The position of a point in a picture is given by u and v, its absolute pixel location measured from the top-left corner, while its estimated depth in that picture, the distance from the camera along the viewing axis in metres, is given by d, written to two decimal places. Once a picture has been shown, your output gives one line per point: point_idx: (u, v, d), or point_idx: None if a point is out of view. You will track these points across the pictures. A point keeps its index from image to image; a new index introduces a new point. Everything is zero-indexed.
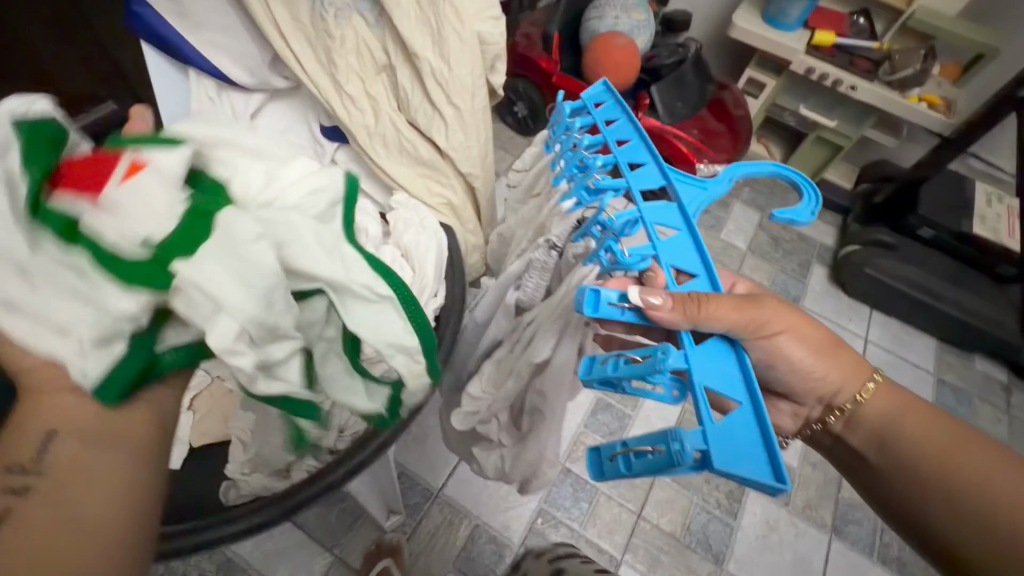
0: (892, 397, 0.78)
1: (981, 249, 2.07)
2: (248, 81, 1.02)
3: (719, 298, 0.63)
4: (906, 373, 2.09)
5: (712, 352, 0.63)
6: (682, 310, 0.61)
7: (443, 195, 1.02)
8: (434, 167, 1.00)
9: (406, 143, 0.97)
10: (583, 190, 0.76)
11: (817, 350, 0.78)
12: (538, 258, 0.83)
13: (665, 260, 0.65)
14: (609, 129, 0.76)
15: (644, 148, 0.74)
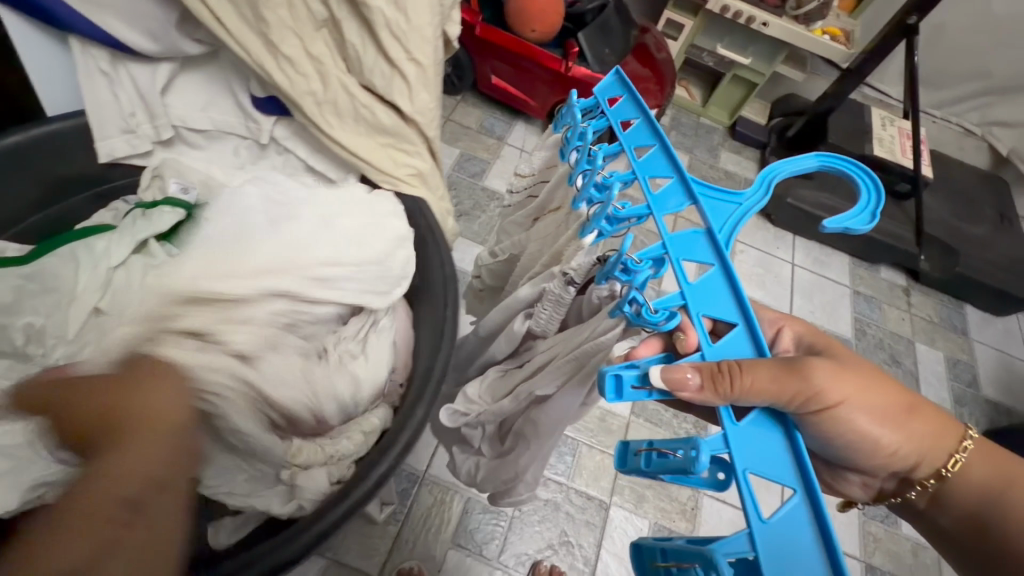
0: (984, 455, 0.70)
1: (882, 169, 2.27)
2: (152, 48, 0.85)
3: (753, 373, 0.57)
4: (828, 290, 2.30)
5: (753, 431, 0.59)
6: (710, 389, 0.57)
7: (408, 164, 0.96)
8: (397, 134, 0.92)
9: (362, 109, 0.87)
10: (604, 222, 0.73)
11: (890, 420, 0.68)
12: (553, 290, 0.80)
13: (692, 307, 0.62)
14: (624, 139, 0.76)
15: (663, 162, 0.73)
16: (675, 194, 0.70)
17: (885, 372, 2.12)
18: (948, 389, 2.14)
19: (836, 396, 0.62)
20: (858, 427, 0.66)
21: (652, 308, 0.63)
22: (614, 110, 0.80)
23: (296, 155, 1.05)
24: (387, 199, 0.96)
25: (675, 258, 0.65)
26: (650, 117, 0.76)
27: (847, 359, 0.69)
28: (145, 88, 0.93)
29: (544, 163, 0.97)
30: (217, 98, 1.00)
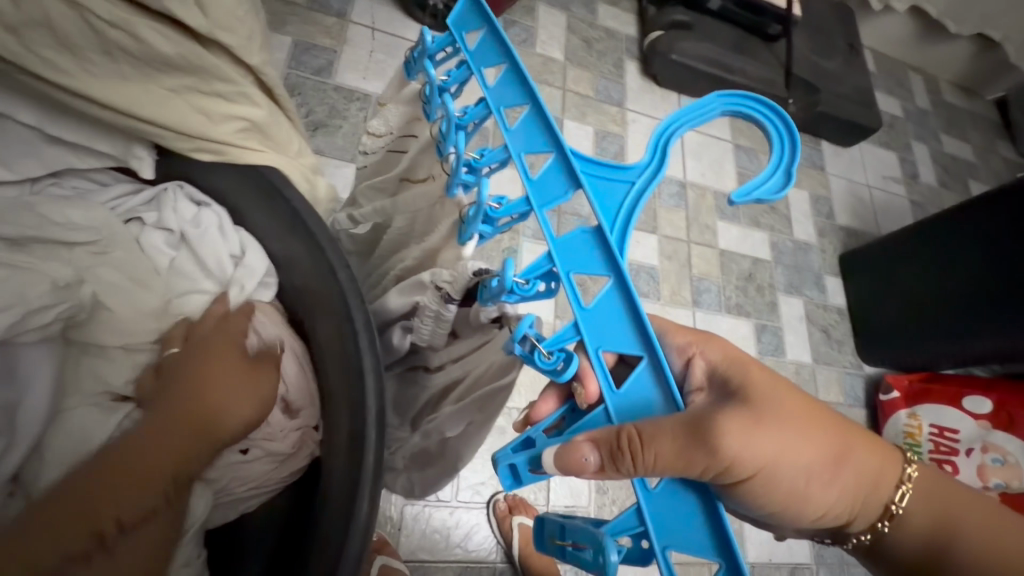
0: (935, 490, 0.49)
1: (756, 12, 2.14)
2: None
3: (658, 440, 0.38)
4: (713, 150, 2.23)
5: (674, 503, 0.39)
6: (610, 468, 0.38)
7: (240, 118, 0.52)
8: (200, 70, 0.47)
9: (106, 30, 0.42)
10: (481, 225, 0.49)
11: (822, 464, 0.47)
12: (426, 305, 0.55)
13: (591, 345, 0.41)
14: (490, 98, 0.49)
15: (538, 127, 0.47)
16: (555, 179, 0.45)
17: (765, 221, 2.20)
18: (814, 225, 2.29)
19: (749, 462, 0.42)
20: (774, 490, 0.45)
21: (544, 350, 0.41)
22: (474, 55, 0.51)
23: (18, 123, 0.51)
24: (227, 186, 0.58)
25: (564, 273, 0.41)
26: (516, 60, 0.48)
27: (754, 390, 0.48)
28: None
29: (402, 117, 0.67)
30: None
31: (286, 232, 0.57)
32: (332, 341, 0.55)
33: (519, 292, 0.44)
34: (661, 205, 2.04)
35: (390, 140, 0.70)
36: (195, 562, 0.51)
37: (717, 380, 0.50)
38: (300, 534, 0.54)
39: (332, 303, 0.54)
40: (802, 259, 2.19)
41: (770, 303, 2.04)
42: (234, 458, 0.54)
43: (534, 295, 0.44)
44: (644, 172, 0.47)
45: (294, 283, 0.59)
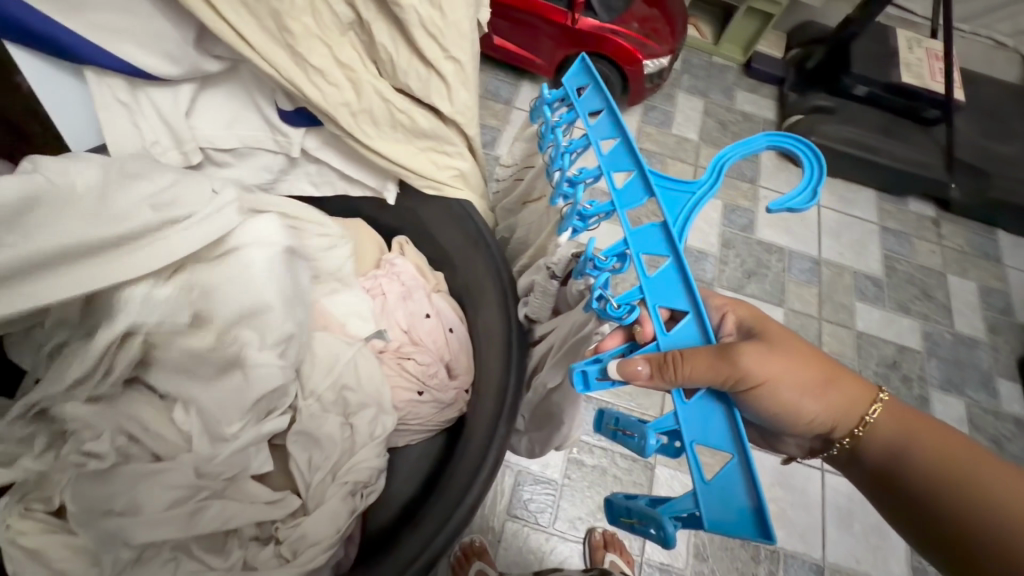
0: (903, 411, 0.59)
1: (909, 97, 2.11)
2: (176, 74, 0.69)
3: (696, 357, 0.53)
4: (855, 230, 2.17)
5: (702, 405, 0.54)
6: (658, 378, 0.53)
7: (454, 168, 0.78)
8: (439, 138, 0.75)
9: (399, 114, 0.71)
10: (575, 220, 0.66)
11: (817, 386, 0.58)
12: (538, 281, 0.71)
13: (653, 303, 0.57)
14: (590, 132, 0.68)
15: (626, 151, 0.65)
16: (637, 188, 0.63)
17: (917, 308, 2.05)
18: (982, 318, 2.07)
19: (760, 375, 0.54)
20: (778, 400, 0.56)
21: (615, 304, 0.58)
22: (582, 100, 0.72)
23: (329, 166, 0.84)
24: (433, 216, 0.84)
25: (636, 253, 0.58)
26: (614, 106, 0.68)
27: (771, 334, 0.61)
28: (171, 117, 0.74)
29: (523, 152, 0.86)
30: (242, 109, 0.78)
31: (471, 246, 0.81)
32: (493, 323, 0.77)
33: (600, 264, 0.61)
34: (791, 278, 2.02)
35: (515, 169, 0.89)
36: (378, 459, 0.71)
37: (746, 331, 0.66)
38: (449, 464, 0.74)
39: (496, 298, 0.77)
40: (966, 355, 1.99)
41: (919, 397, 1.88)
42: (413, 398, 0.76)
43: (609, 268, 0.61)
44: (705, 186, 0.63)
45: (468, 285, 0.83)
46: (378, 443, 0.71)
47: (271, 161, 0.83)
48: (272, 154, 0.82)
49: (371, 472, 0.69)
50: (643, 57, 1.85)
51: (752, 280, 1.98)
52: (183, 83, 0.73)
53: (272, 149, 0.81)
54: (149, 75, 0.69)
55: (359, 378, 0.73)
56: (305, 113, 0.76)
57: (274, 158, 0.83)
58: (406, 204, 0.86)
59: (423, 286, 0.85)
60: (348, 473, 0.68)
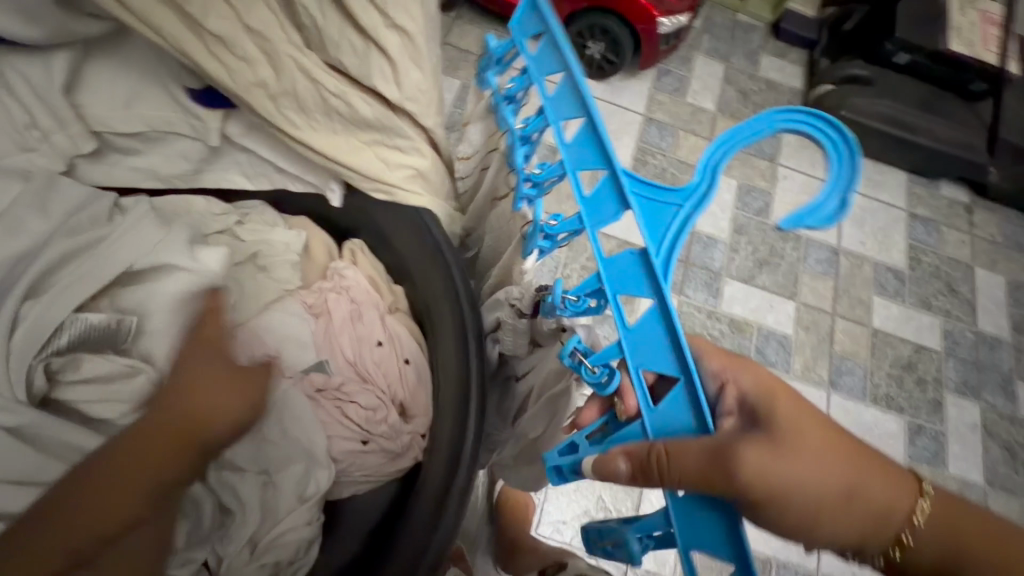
0: (951, 510, 0.45)
1: (954, 66, 1.87)
2: (40, 38, 0.53)
3: (683, 459, 0.44)
4: (880, 217, 1.94)
5: (696, 513, 0.45)
6: (640, 481, 0.45)
7: (408, 167, 0.62)
8: (387, 129, 0.58)
9: (331, 99, 0.55)
10: (541, 241, 0.58)
11: (846, 491, 0.45)
12: (503, 319, 0.64)
13: (633, 365, 0.48)
14: (549, 114, 0.54)
15: (589, 142, 0.51)
16: (606, 200, 0.51)
17: (939, 304, 1.84)
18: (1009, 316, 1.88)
19: (763, 488, 0.43)
20: (790, 512, 0.44)
21: (589, 365, 0.51)
22: (534, 64, 0.55)
23: (261, 157, 0.69)
24: (389, 224, 0.69)
25: (614, 296, 0.49)
26: (574, 72, 0.51)
27: (787, 416, 0.47)
28: (43, 92, 0.58)
29: (482, 131, 0.70)
30: (142, 83, 0.61)
31: (432, 265, 0.67)
32: (455, 360, 0.64)
33: (572, 306, 0.54)
34: (805, 269, 1.82)
35: (476, 156, 0.73)
36: (311, 527, 0.58)
37: (748, 410, 0.50)
38: (394, 527, 0.62)
39: (457, 330, 0.64)
40: (987, 356, 1.81)
41: (932, 402, 1.71)
42: (357, 448, 0.64)
43: (584, 308, 0.53)
44: (691, 196, 0.49)
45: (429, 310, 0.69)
46: (313, 509, 0.58)
47: (188, 148, 0.67)
48: (189, 140, 0.67)
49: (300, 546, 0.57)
50: (659, 15, 1.63)
51: (763, 270, 1.79)
52: (57, 49, 0.57)
53: (187, 135, 0.65)
54: (7, 39, 0.53)
55: (285, 426, 0.59)
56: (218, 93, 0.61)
57: (192, 145, 0.67)
58: (358, 205, 0.70)
59: (379, 305, 0.71)
60: (268, 551, 0.56)
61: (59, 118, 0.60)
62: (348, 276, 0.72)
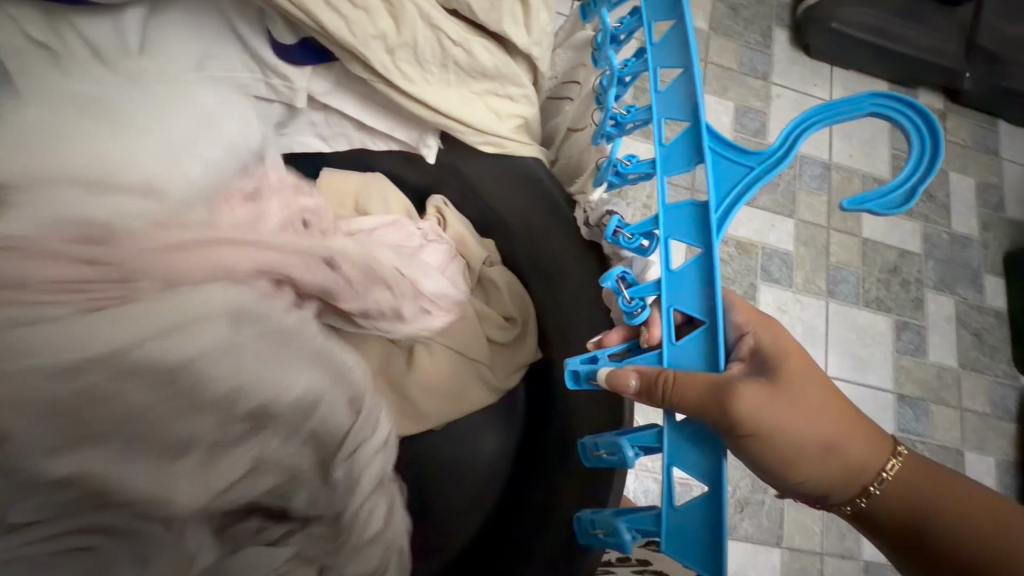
0: (919, 473, 0.49)
1: None
2: None
3: (692, 385, 0.44)
4: (865, 132, 1.61)
5: (684, 439, 0.44)
6: (649, 398, 0.45)
7: (518, 116, 0.61)
8: (502, 77, 0.57)
9: (451, 47, 0.54)
10: (610, 176, 0.56)
11: (827, 441, 0.47)
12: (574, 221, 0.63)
13: (664, 303, 0.46)
14: (648, 55, 0.50)
15: (681, 92, 0.47)
16: (679, 153, 0.47)
17: (919, 209, 1.59)
18: (978, 215, 1.63)
19: (754, 423, 0.44)
20: (777, 455, 0.45)
21: (627, 296, 0.50)
22: (649, 3, 0.51)
23: (344, 115, 0.66)
24: (487, 180, 0.68)
25: (664, 238, 0.47)
26: (682, 18, 0.48)
27: (788, 366, 0.48)
28: (110, 57, 0.55)
29: (569, 63, 0.67)
30: (212, 39, 0.59)
31: (549, 221, 0.66)
32: (585, 309, 0.65)
33: (626, 243, 0.54)
34: (802, 186, 1.53)
35: (555, 86, 0.70)
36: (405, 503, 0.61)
37: (761, 360, 0.49)
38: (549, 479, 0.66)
39: (581, 284, 0.65)
40: (958, 257, 1.58)
41: (915, 300, 1.52)
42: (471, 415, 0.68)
43: (636, 246, 0.53)
44: (769, 160, 0.48)
45: (541, 262, 0.71)
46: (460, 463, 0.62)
47: (263, 110, 0.64)
48: (265, 102, 0.64)
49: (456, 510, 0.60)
50: None
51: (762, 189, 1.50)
52: (127, 6, 0.55)
53: (265, 97, 0.63)
54: None
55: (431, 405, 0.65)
56: (311, 47, 0.58)
57: (268, 107, 0.64)
58: (449, 162, 0.69)
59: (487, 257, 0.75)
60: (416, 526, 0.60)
61: None
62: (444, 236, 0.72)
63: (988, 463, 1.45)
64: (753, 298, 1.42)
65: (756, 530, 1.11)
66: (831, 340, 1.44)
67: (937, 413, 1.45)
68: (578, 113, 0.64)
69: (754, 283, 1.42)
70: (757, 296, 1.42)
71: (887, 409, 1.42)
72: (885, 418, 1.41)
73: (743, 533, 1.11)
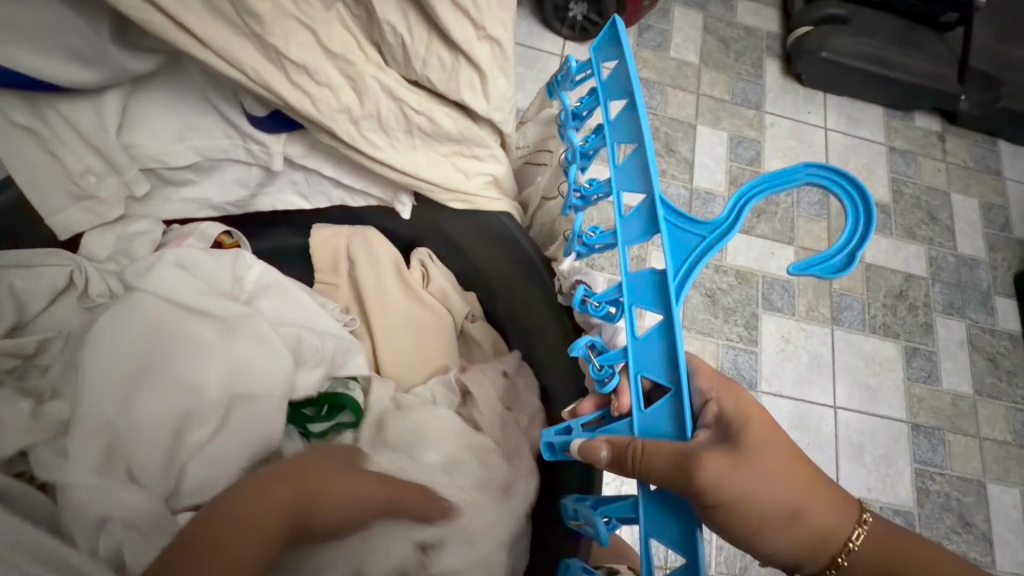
0: (894, 543, 0.44)
1: None
2: (96, 80, 0.53)
3: (659, 454, 0.43)
4: (863, 157, 1.60)
5: (656, 510, 0.44)
6: (619, 468, 0.45)
7: (485, 174, 0.64)
8: (467, 140, 0.60)
9: (414, 115, 0.57)
10: (577, 246, 0.57)
11: (794, 510, 0.43)
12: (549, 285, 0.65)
13: (632, 369, 0.46)
14: (606, 133, 0.51)
15: (636, 168, 0.48)
16: (635, 226, 0.48)
17: (923, 232, 1.56)
18: (984, 235, 1.60)
19: (715, 495, 0.41)
20: (740, 526, 0.42)
21: (596, 365, 0.49)
22: (604, 84, 0.52)
23: (320, 174, 0.69)
24: (464, 235, 0.70)
25: (628, 305, 0.47)
26: (635, 99, 0.48)
27: (752, 428, 0.45)
28: (95, 138, 0.58)
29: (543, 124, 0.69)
30: (194, 114, 0.62)
31: (521, 273, 0.68)
32: (563, 359, 0.66)
33: (593, 310, 0.53)
34: (801, 214, 1.52)
35: (526, 154, 0.71)
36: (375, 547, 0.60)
37: (724, 427, 0.46)
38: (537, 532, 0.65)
39: (559, 335, 0.66)
40: (967, 278, 1.55)
41: (924, 325, 1.49)
42: None
43: (604, 314, 0.52)
44: (720, 228, 0.49)
45: (520, 313, 0.72)
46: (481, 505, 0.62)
47: (245, 174, 0.67)
48: (245, 165, 0.66)
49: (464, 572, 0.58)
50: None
51: (761, 219, 1.49)
52: (106, 90, 0.57)
53: (243, 160, 0.65)
54: (61, 87, 0.53)
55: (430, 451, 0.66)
56: (282, 117, 0.61)
57: (248, 170, 0.67)
58: (428, 218, 0.71)
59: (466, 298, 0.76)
60: None
61: (113, 162, 0.60)
62: (428, 291, 0.75)
63: (1014, 494, 1.38)
64: (756, 328, 1.40)
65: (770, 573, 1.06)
66: (840, 369, 1.40)
67: (955, 443, 1.39)
68: (550, 183, 0.66)
69: (756, 313, 1.40)
70: (760, 325, 1.40)
71: (902, 439, 1.38)
72: (899, 449, 1.37)
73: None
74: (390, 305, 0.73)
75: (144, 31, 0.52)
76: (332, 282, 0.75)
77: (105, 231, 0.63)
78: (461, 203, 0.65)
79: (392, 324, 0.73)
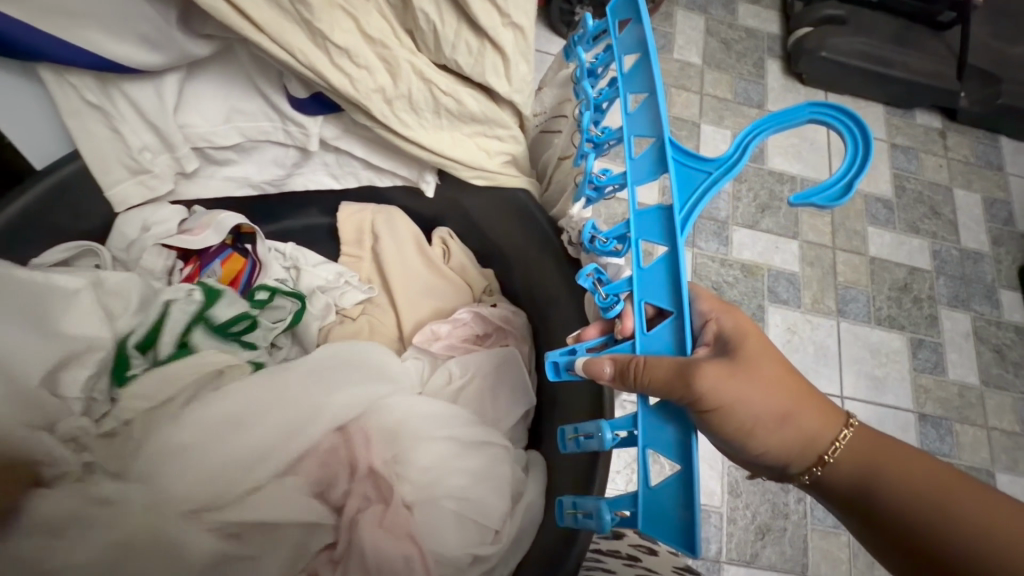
0: (875, 442, 0.49)
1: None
2: (158, 62, 0.58)
3: (658, 365, 0.47)
4: None
5: (654, 423, 0.48)
6: (622, 382, 0.48)
7: (505, 153, 0.68)
8: (490, 121, 0.65)
9: (443, 96, 0.62)
10: (588, 190, 0.60)
11: (781, 410, 0.48)
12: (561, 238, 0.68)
13: (636, 297, 0.50)
14: (620, 85, 0.56)
15: (649, 114, 0.53)
16: (646, 165, 0.53)
17: (925, 226, 1.60)
18: (986, 229, 1.63)
19: (713, 396, 0.46)
20: (733, 425, 0.47)
21: (602, 293, 0.53)
22: (619, 42, 0.57)
23: (352, 155, 0.73)
24: (489, 216, 0.75)
25: (636, 238, 0.52)
26: (648, 48, 0.52)
27: (744, 343, 0.50)
28: (152, 117, 0.63)
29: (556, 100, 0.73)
30: (239, 97, 0.66)
31: (539, 248, 0.72)
32: (579, 325, 0.70)
33: (602, 247, 0.57)
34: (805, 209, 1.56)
35: (543, 121, 0.75)
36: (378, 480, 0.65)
37: (724, 344, 0.51)
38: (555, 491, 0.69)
39: (574, 303, 0.70)
40: (971, 272, 1.58)
41: (929, 317, 1.51)
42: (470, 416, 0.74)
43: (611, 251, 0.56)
44: (725, 166, 0.52)
45: (536, 286, 0.76)
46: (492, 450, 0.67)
47: (282, 154, 0.72)
48: (282, 146, 0.71)
49: (488, 512, 0.63)
50: None
51: (766, 214, 1.53)
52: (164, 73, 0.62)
53: (283, 142, 0.70)
54: (127, 69, 0.58)
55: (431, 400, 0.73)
56: (321, 100, 0.65)
57: (285, 151, 0.72)
58: (451, 197, 0.76)
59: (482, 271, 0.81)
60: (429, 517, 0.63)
61: (167, 140, 0.65)
62: (448, 266, 0.81)
63: (1023, 484, 1.39)
64: (762, 319, 1.43)
65: (779, 557, 1.08)
66: (845, 359, 1.43)
67: (963, 433, 1.41)
68: (566, 143, 0.69)
69: (762, 304, 1.44)
70: (766, 316, 1.43)
71: (909, 429, 1.40)
72: (907, 438, 1.38)
73: (767, 560, 1.07)
74: (410, 276, 0.80)
75: (203, 17, 0.57)
76: (355, 254, 0.81)
77: (159, 205, 0.70)
78: (479, 181, 0.70)
79: (411, 292, 0.79)
